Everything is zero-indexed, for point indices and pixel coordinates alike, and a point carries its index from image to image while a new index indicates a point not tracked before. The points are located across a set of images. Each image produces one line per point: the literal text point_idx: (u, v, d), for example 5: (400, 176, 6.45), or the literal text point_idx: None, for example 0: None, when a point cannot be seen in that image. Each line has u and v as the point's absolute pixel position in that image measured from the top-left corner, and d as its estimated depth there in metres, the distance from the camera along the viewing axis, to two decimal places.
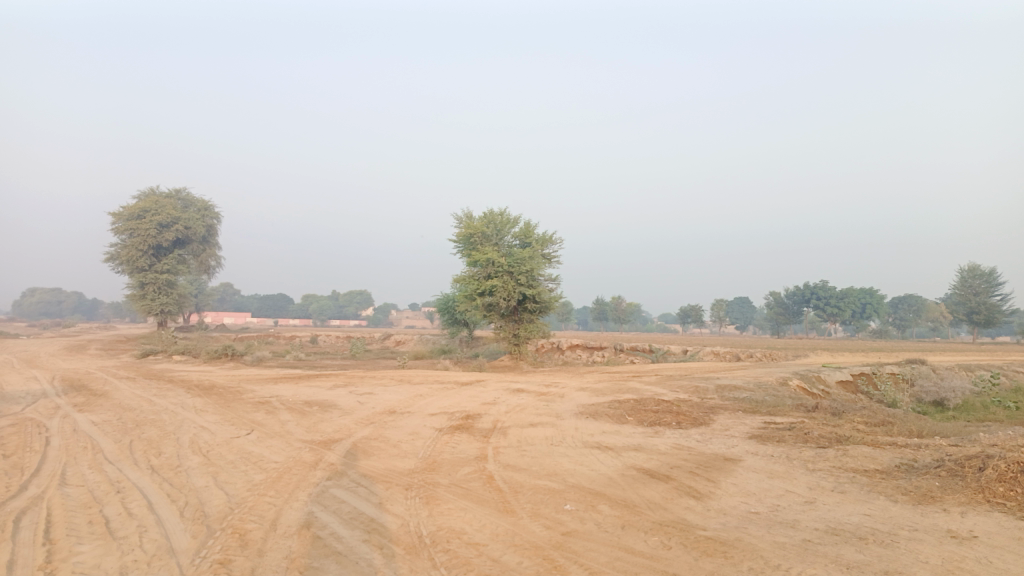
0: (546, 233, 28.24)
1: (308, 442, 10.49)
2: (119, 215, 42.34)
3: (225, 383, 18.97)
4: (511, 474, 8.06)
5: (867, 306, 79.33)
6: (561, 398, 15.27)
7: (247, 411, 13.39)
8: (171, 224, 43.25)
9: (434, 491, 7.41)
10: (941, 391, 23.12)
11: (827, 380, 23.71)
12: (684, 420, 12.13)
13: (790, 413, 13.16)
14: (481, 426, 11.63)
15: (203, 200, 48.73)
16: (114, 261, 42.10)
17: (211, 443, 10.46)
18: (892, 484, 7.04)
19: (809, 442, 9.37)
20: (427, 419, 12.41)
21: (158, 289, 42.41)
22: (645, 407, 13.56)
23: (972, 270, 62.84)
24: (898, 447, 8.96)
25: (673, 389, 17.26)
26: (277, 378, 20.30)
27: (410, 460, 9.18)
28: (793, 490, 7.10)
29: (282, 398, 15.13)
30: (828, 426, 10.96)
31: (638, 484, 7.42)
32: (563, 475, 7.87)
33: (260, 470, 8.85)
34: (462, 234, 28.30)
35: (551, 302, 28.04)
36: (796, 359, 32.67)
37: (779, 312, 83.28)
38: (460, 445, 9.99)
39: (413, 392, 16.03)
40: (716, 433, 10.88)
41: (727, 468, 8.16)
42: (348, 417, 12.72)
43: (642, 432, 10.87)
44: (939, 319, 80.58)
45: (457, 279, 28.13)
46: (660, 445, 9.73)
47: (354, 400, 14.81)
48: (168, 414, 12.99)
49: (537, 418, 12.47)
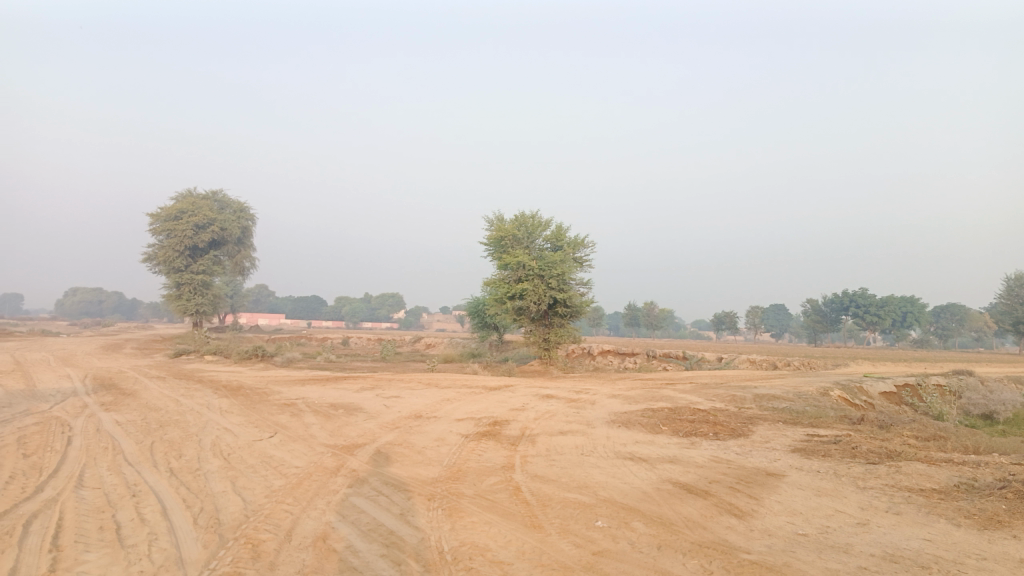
0: (578, 237, 27.79)
1: (331, 447, 10.19)
2: (157, 217, 42.90)
3: (253, 383, 18.86)
4: (539, 485, 7.65)
5: (908, 315, 77.24)
6: (593, 405, 14.80)
7: (272, 413, 13.18)
8: (207, 226, 43.70)
9: (457, 503, 7.04)
10: (990, 403, 22.14)
11: (869, 390, 22.87)
12: (721, 431, 11.60)
13: (834, 426, 12.55)
14: (509, 433, 11.25)
15: (239, 202, 49.23)
16: (152, 262, 42.66)
17: (233, 446, 10.23)
18: (953, 505, 6.47)
19: (857, 457, 8.79)
20: (454, 424, 12.05)
21: (194, 290, 42.86)
22: (680, 416, 13.03)
23: (1020, 279, 60.74)
24: (956, 464, 8.34)
25: (709, 398, 16.68)
26: (304, 380, 20.16)
27: (435, 467, 8.82)
28: (843, 510, 6.58)
29: (308, 400, 14.92)
30: (876, 440, 10.34)
31: (675, 500, 6.95)
32: (594, 488, 7.44)
33: (280, 476, 8.57)
34: (493, 237, 28.00)
35: (582, 307, 27.58)
36: (835, 368, 31.73)
37: (816, 319, 81.46)
38: (487, 453, 9.60)
39: (441, 396, 15.70)
40: (756, 445, 10.33)
41: (770, 484, 7.64)
42: (373, 421, 12.42)
43: (677, 443, 10.39)
44: (984, 329, 78.12)
45: (487, 283, 27.84)
46: (696, 457, 9.23)
47: (380, 403, 14.52)
48: (192, 415, 12.85)
49: (567, 426, 12.03)
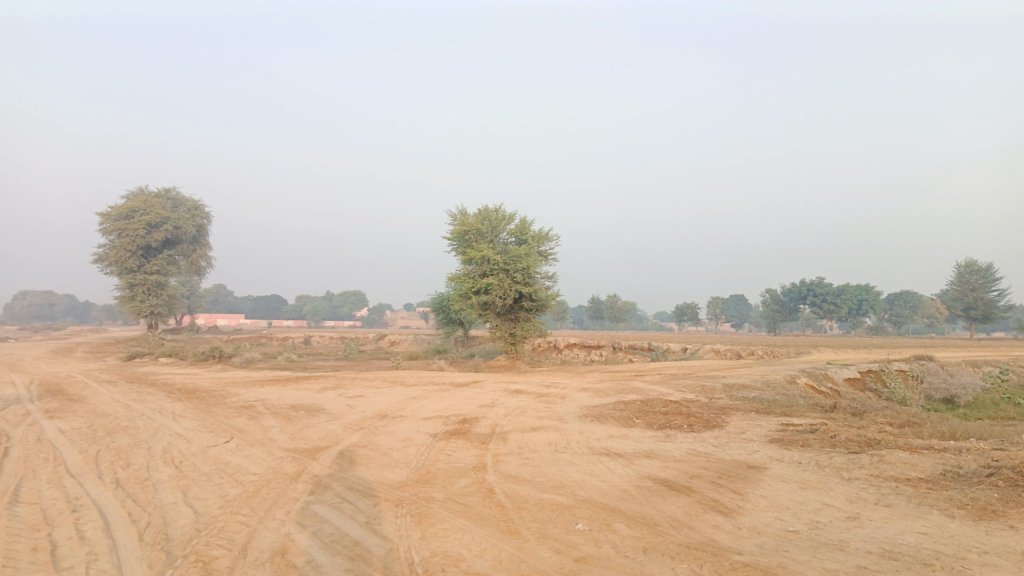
0: (543, 229, 27.44)
1: (291, 451, 9.64)
2: (107, 216, 41.34)
3: (209, 386, 18.09)
4: (513, 486, 7.24)
5: (863, 303, 78.81)
6: (563, 399, 14.46)
7: (229, 417, 12.53)
8: (160, 224, 42.29)
9: (427, 508, 6.59)
10: (951, 387, 22.43)
11: (834, 377, 22.99)
12: (696, 422, 11.34)
13: (808, 414, 12.38)
14: (479, 431, 10.82)
15: (193, 200, 47.83)
16: (102, 262, 41.12)
17: (185, 453, 9.61)
18: (944, 495, 6.25)
19: (837, 446, 8.57)
20: (421, 423, 11.59)
21: (148, 290, 41.48)
22: (653, 409, 12.75)
23: (970, 265, 62.30)
24: (938, 451, 8.15)
25: (680, 389, 16.49)
26: (264, 381, 19.49)
27: (402, 470, 8.35)
28: (832, 504, 6.30)
29: (267, 402, 14.29)
30: (853, 428, 10.18)
31: (658, 498, 6.60)
32: (572, 487, 7.06)
33: (236, 484, 8.01)
34: (456, 231, 27.48)
35: (548, 300, 27.27)
36: (798, 356, 32.04)
37: (775, 309, 82.63)
38: (456, 453, 9.16)
39: (406, 394, 15.20)
40: (733, 436, 10.08)
41: (753, 477, 7.35)
42: (336, 422, 11.88)
43: (652, 437, 10.09)
44: (935, 315, 80.14)
45: (451, 278, 27.30)
46: (674, 451, 8.92)
47: (344, 403, 13.96)
48: (144, 421, 12.14)
49: (539, 422, 11.64)
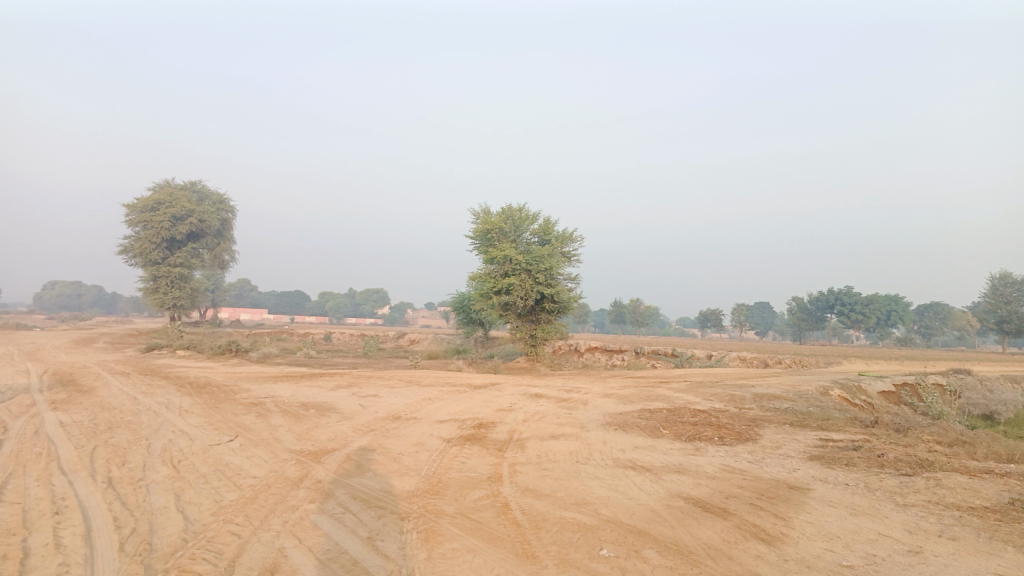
0: (566, 230, 26.80)
1: (296, 453, 9.10)
2: (134, 208, 41.32)
3: (222, 380, 17.67)
4: (531, 501, 6.61)
5: (892, 313, 77.05)
6: (585, 405, 13.79)
7: (236, 414, 12.04)
8: (185, 217, 42.23)
9: (436, 524, 6.00)
10: (990, 403, 21.33)
11: (867, 389, 22.01)
12: (727, 435, 10.62)
13: (847, 429, 11.59)
14: (495, 437, 10.21)
15: (219, 194, 47.81)
16: (128, 254, 41.11)
17: (186, 452, 9.11)
18: (1018, 530, 5.51)
19: (885, 467, 7.82)
20: (435, 427, 11.00)
21: (171, 282, 41.45)
22: (681, 418, 12.04)
23: (1004, 278, 60.44)
24: (1000, 476, 7.36)
25: (707, 398, 15.75)
26: (278, 377, 19.04)
27: (411, 479, 7.75)
28: (889, 534, 5.59)
29: (278, 399, 13.79)
30: (899, 446, 9.37)
31: (691, 521, 5.93)
32: (596, 505, 6.42)
33: (233, 488, 7.47)
34: (478, 230, 26.91)
35: (570, 303, 26.62)
36: (828, 366, 31.01)
37: (801, 317, 81.04)
38: (470, 461, 8.55)
39: (421, 395, 14.62)
40: (768, 451, 9.34)
41: (795, 500, 6.64)
42: (346, 423, 11.34)
43: (680, 449, 9.40)
44: (966, 328, 78.08)
45: (472, 277, 26.73)
46: (705, 466, 8.23)
47: (356, 403, 13.42)
48: (148, 416, 11.67)
49: (559, 429, 10.98)
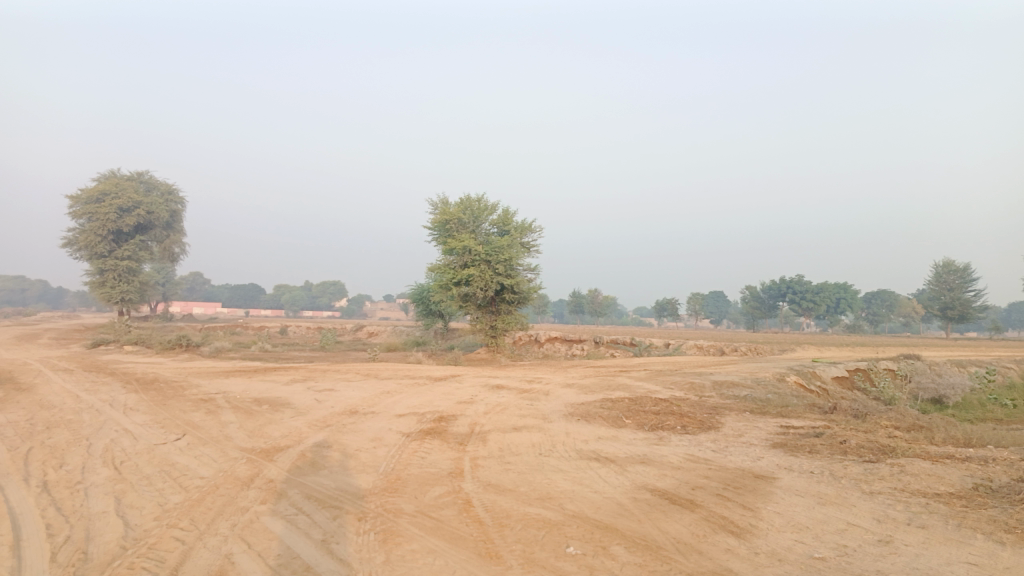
0: (525, 220, 26.57)
1: (247, 452, 8.70)
2: (77, 199, 39.75)
3: (170, 376, 17.03)
4: (493, 497, 6.37)
5: (841, 301, 78.88)
6: (546, 396, 13.62)
7: (184, 411, 11.53)
8: (132, 208, 40.79)
9: (395, 524, 5.71)
10: (939, 387, 21.80)
11: (822, 376, 22.31)
12: (690, 424, 10.54)
13: (806, 416, 11.63)
14: (456, 430, 9.94)
15: (167, 184, 46.31)
16: (72, 247, 39.56)
17: (129, 452, 8.63)
18: (985, 516, 5.48)
19: (849, 454, 7.79)
20: (393, 421, 10.68)
21: (119, 276, 40.05)
22: (643, 407, 11.92)
23: (948, 265, 62.35)
24: (961, 462, 7.38)
25: (668, 386, 15.73)
26: (230, 371, 18.43)
27: (369, 476, 7.43)
28: (858, 524, 5.52)
29: (229, 395, 13.30)
30: (860, 433, 9.40)
31: (659, 514, 5.76)
32: (561, 499, 6.21)
33: (179, 490, 7.07)
34: (437, 220, 26.50)
35: (530, 293, 26.44)
36: (783, 353, 31.46)
37: (754, 306, 82.49)
38: (430, 456, 8.27)
39: (380, 388, 14.26)
40: (731, 440, 9.27)
41: (762, 490, 6.53)
42: (301, 418, 10.93)
43: (644, 439, 9.27)
44: (912, 314, 80.43)
45: (431, 268, 26.32)
46: (670, 457, 8.10)
47: (311, 398, 13.00)
48: (90, 415, 11.09)
49: (521, 420, 10.76)
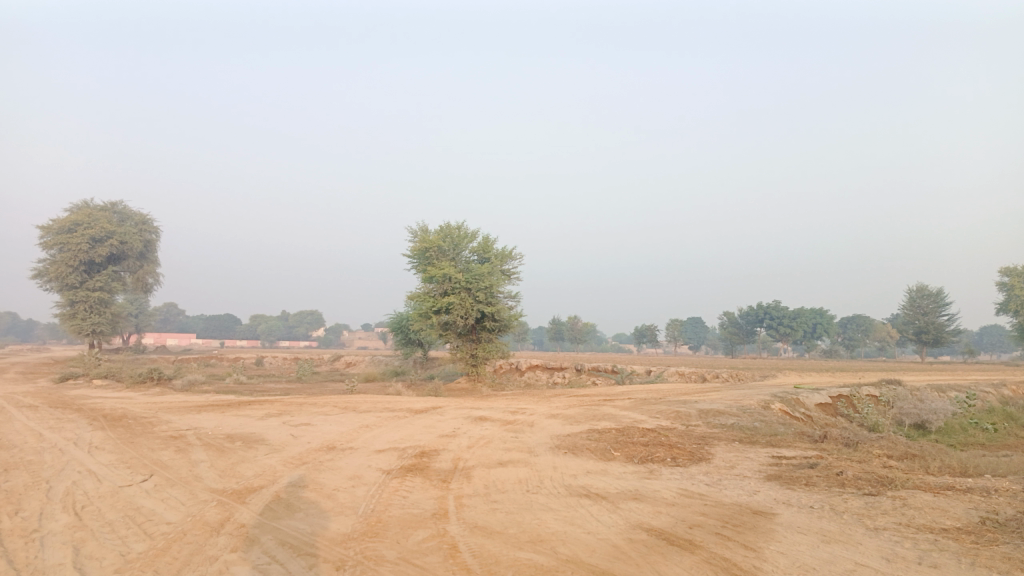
0: (506, 247, 26.36)
1: (218, 493, 8.24)
2: (48, 229, 38.90)
3: (139, 412, 16.41)
4: (480, 541, 6.00)
5: (818, 326, 79.46)
6: (531, 427, 13.25)
7: (153, 450, 11.01)
8: (105, 238, 40.01)
9: (375, 573, 5.33)
10: (922, 412, 21.67)
11: (805, 403, 22.14)
12: (680, 455, 10.25)
13: (796, 445, 11.39)
14: (438, 466, 9.55)
15: (141, 214, 45.58)
16: (42, 278, 38.63)
17: (91, 495, 8.13)
18: (999, 553, 5.22)
19: (847, 486, 7.54)
20: (373, 457, 10.25)
21: (90, 307, 39.15)
22: (631, 438, 11.62)
23: (921, 290, 63.07)
24: (962, 493, 7.15)
25: (654, 415, 15.45)
26: (202, 406, 17.83)
27: (348, 519, 7.01)
28: (867, 564, 5.23)
29: (201, 431, 12.77)
30: (854, 463, 9.16)
31: (657, 557, 5.43)
32: (552, 542, 5.87)
33: (144, 538, 6.60)
34: (416, 248, 26.20)
35: (510, 321, 26.14)
36: (764, 380, 31.32)
37: (732, 332, 82.82)
38: (412, 495, 7.88)
39: (359, 422, 13.81)
40: (723, 472, 9.00)
41: (763, 527, 6.23)
42: (275, 456, 10.47)
43: (634, 473, 8.96)
44: (887, 339, 81.19)
45: (411, 297, 25.96)
46: (662, 491, 7.78)
47: (287, 433, 12.53)
48: (52, 455, 10.54)
49: (506, 454, 10.39)
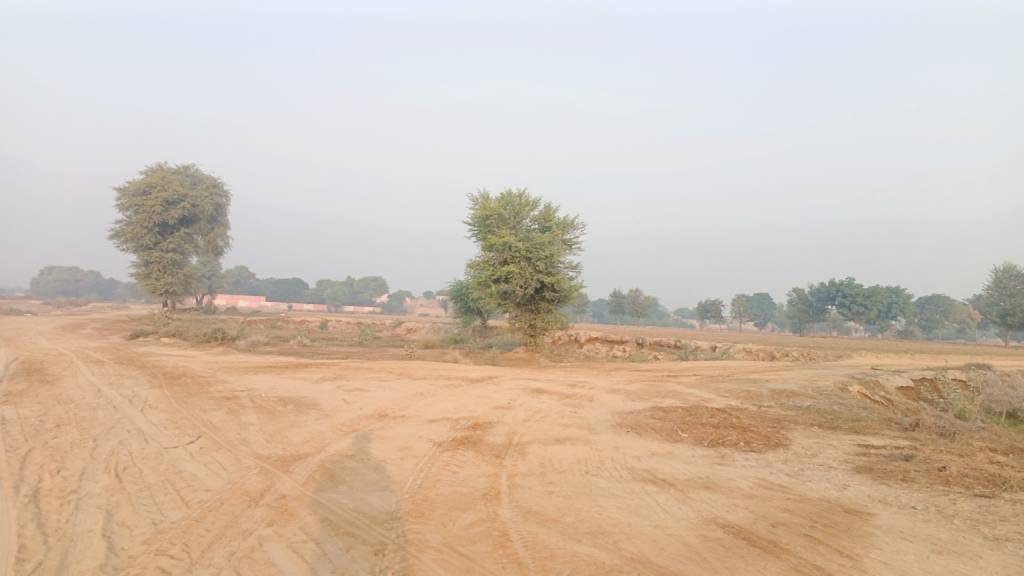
0: (568, 216, 25.53)
1: (263, 460, 7.88)
2: (125, 191, 39.90)
3: (199, 371, 16.43)
4: (534, 530, 5.38)
5: (893, 306, 75.84)
6: (591, 402, 12.56)
7: (204, 410, 10.81)
8: (177, 201, 40.83)
9: (416, 562, 4.77)
10: (1014, 400, 19.95)
11: (885, 386, 20.71)
12: (754, 439, 9.42)
13: (884, 433, 10.39)
14: (493, 440, 8.98)
15: (212, 177, 46.37)
16: (119, 239, 39.76)
17: (135, 457, 7.87)
18: None
19: (955, 485, 6.60)
20: (425, 427, 9.77)
21: (164, 268, 40.18)
22: (699, 419, 10.79)
23: (1007, 270, 59.20)
24: None
25: (722, 394, 14.53)
26: (259, 367, 17.78)
27: (392, 495, 6.51)
28: None
29: (255, 393, 12.55)
30: (958, 457, 8.16)
31: (736, 561, 4.71)
32: (615, 536, 5.20)
33: (182, 505, 6.25)
34: (476, 216, 25.61)
35: (571, 292, 25.40)
36: (837, 360, 29.77)
37: (802, 309, 79.85)
38: (463, 472, 7.33)
39: (412, 389, 13.39)
40: (805, 461, 8.15)
41: (859, 530, 5.41)
42: (325, 422, 10.10)
43: (705, 457, 8.21)
44: (967, 321, 76.92)
45: (470, 265, 25.45)
46: (738, 481, 7.00)
47: (339, 399, 12.17)
48: (106, 412, 10.42)
49: (564, 430, 9.74)
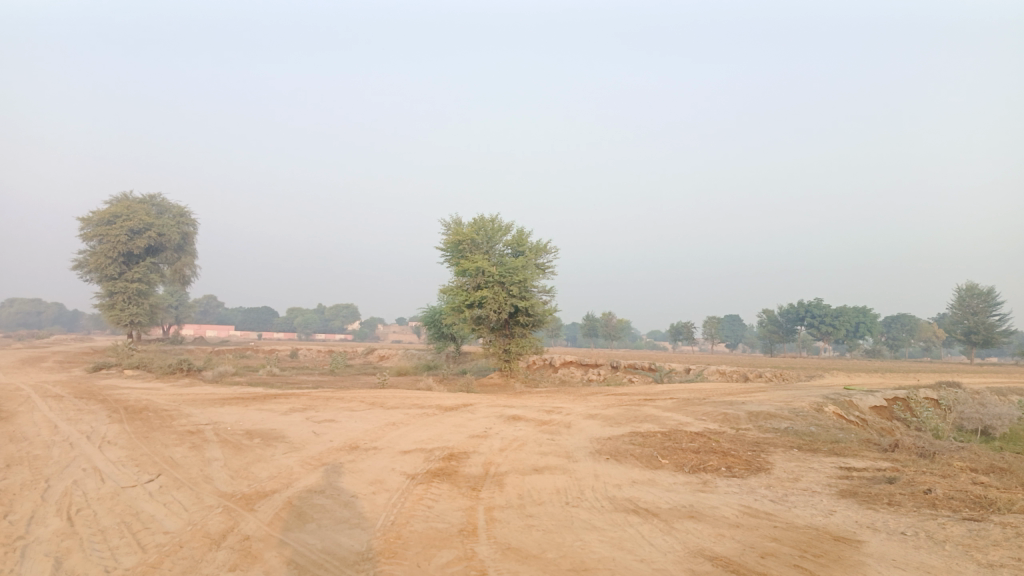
0: (541, 241, 25.44)
1: (228, 498, 7.49)
2: (88, 221, 39.03)
3: (163, 404, 15.88)
4: (514, 568, 5.11)
5: (860, 325, 76.81)
6: (568, 429, 12.31)
7: (166, 445, 10.34)
8: (143, 230, 40.04)
9: None
10: (986, 417, 20.08)
11: (859, 405, 20.75)
12: (735, 464, 9.24)
13: (864, 454, 10.28)
14: (469, 471, 8.69)
15: (179, 206, 45.64)
16: (82, 269, 38.81)
17: (90, 498, 7.44)
18: None
19: (943, 508, 6.46)
20: (398, 459, 9.44)
21: (129, 298, 39.26)
22: (679, 444, 10.59)
23: (970, 289, 60.33)
24: None
25: (700, 417, 14.38)
26: (226, 399, 17.24)
27: (364, 533, 6.19)
28: None
29: (220, 426, 12.10)
30: (942, 478, 8.04)
31: None
32: (599, 572, 4.95)
33: (138, 550, 5.86)
34: (449, 241, 25.40)
35: (545, 316, 25.23)
36: (810, 379, 29.88)
37: (772, 330, 80.53)
38: (438, 506, 7.03)
39: (385, 419, 13.03)
40: (788, 485, 7.97)
41: (851, 560, 5.22)
42: (293, 455, 9.72)
43: (687, 484, 8.00)
44: (932, 338, 78.15)
45: (443, 291, 25.18)
46: (722, 509, 6.80)
47: (309, 430, 11.76)
48: (61, 450, 9.92)
49: (542, 459, 9.48)
